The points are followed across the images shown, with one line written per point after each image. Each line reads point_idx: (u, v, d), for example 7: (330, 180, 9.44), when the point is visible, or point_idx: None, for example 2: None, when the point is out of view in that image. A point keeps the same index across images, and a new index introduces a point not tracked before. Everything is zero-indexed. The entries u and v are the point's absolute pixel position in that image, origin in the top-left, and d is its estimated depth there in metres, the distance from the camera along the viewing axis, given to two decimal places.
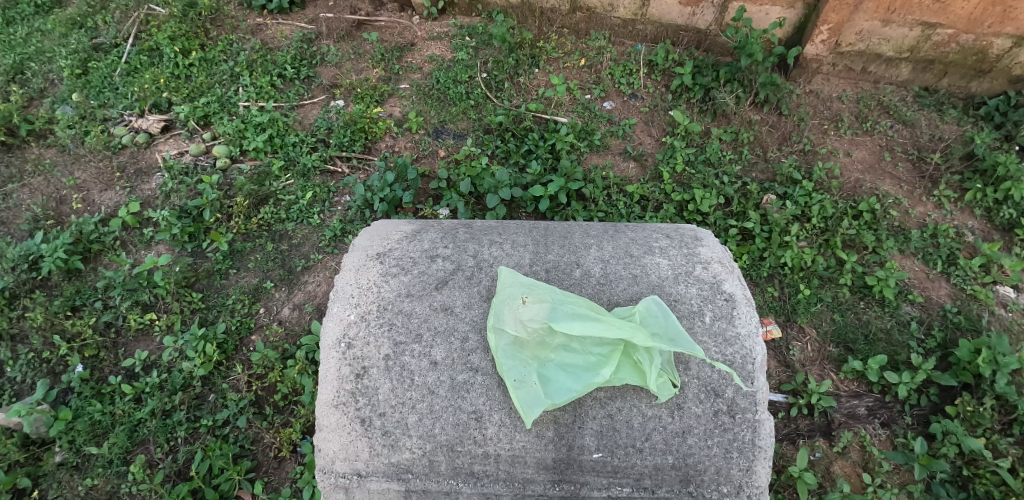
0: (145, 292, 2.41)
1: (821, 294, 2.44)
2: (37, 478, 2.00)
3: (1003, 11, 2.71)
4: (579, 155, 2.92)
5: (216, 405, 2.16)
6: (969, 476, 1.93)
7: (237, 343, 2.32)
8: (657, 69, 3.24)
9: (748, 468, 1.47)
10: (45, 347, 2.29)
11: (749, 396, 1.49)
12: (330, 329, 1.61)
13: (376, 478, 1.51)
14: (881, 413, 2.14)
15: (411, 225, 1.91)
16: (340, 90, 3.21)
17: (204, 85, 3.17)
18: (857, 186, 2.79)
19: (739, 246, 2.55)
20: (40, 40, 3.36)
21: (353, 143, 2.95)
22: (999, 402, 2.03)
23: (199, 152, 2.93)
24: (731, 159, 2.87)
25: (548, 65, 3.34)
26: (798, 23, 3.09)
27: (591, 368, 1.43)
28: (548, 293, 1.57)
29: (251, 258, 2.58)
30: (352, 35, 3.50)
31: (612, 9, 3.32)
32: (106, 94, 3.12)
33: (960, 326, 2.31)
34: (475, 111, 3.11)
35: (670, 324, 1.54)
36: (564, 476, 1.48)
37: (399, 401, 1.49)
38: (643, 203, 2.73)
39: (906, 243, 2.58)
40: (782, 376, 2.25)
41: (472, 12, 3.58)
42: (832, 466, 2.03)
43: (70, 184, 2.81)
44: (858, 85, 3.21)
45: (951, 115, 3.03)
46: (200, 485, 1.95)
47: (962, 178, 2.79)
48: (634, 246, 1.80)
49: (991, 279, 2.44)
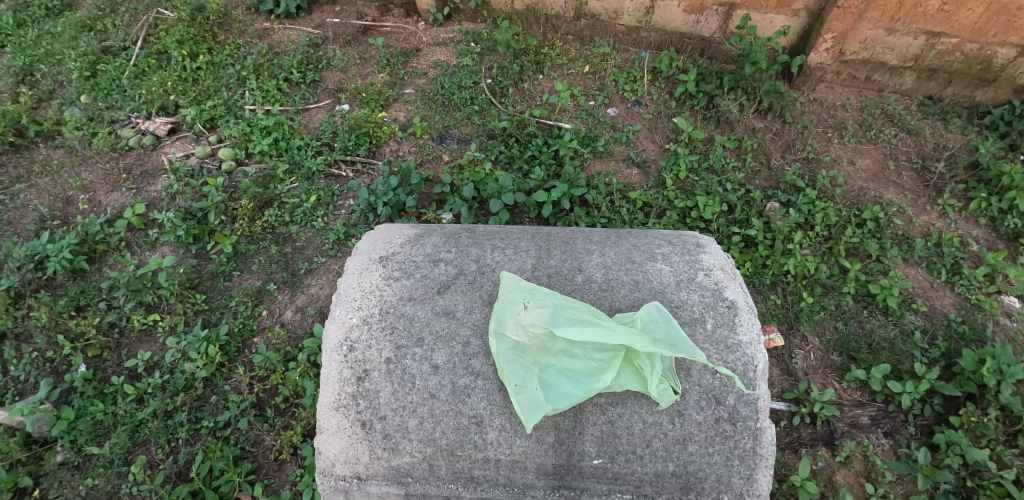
0: (149, 292, 2.42)
1: (824, 302, 2.43)
2: (38, 477, 2.01)
3: (1007, 21, 2.71)
4: (583, 161, 2.93)
5: (217, 407, 2.17)
6: (973, 487, 1.90)
7: (239, 345, 2.32)
8: (660, 76, 3.27)
9: (748, 476, 1.46)
10: (49, 347, 2.30)
11: (750, 404, 1.48)
12: (332, 331, 1.61)
13: (376, 482, 1.52)
14: (884, 422, 2.12)
15: (414, 229, 1.92)
16: (345, 94, 3.23)
17: (212, 88, 3.20)
18: (861, 194, 2.78)
19: (742, 254, 2.56)
20: (50, 43, 3.40)
21: (358, 147, 2.97)
22: (1004, 413, 2.02)
23: (205, 154, 2.95)
24: (734, 167, 2.87)
25: (553, 71, 3.36)
26: (802, 32, 3.09)
27: (592, 374, 1.44)
28: (549, 299, 1.58)
29: (255, 260, 2.59)
30: (358, 40, 3.53)
31: (616, 16, 3.34)
32: (114, 96, 3.16)
33: (965, 336, 2.29)
34: (479, 117, 3.12)
35: (671, 330, 1.54)
36: (564, 482, 1.48)
37: (400, 405, 1.50)
38: (645, 209, 2.72)
39: (910, 251, 2.57)
40: (784, 384, 2.24)
41: (477, 18, 3.61)
42: (834, 475, 2.02)
43: (77, 185, 2.83)
44: (862, 93, 3.21)
45: (955, 124, 3.04)
46: (200, 486, 1.95)
47: (967, 188, 2.79)
48: (636, 252, 1.80)
49: (996, 289, 2.43)
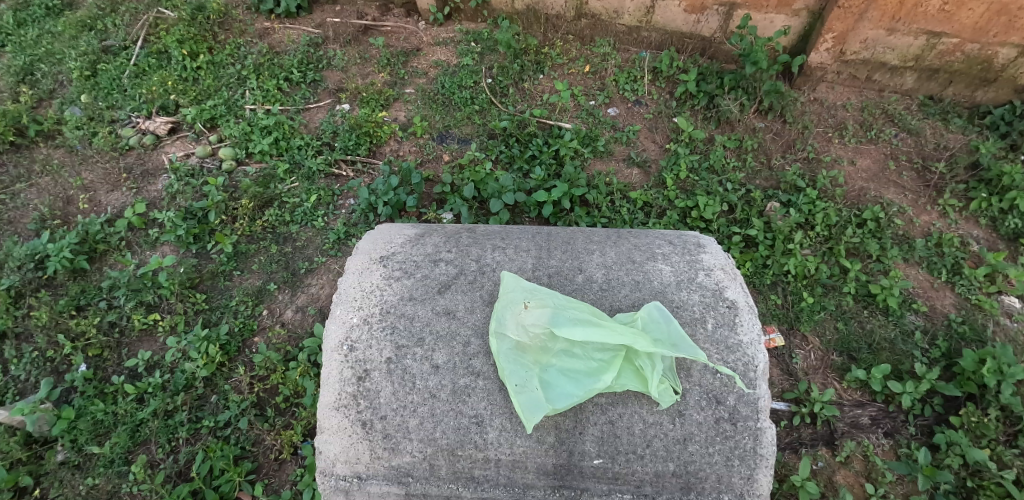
0: (149, 292, 2.42)
1: (824, 302, 2.43)
2: (38, 477, 2.01)
3: (1008, 21, 2.71)
4: (583, 161, 2.93)
5: (217, 406, 2.17)
6: (973, 487, 1.90)
7: (239, 345, 2.32)
8: (661, 76, 3.26)
9: (749, 476, 1.46)
10: (49, 346, 2.30)
11: (750, 404, 1.49)
12: (332, 331, 1.61)
13: (376, 481, 1.52)
14: (884, 422, 2.12)
15: (415, 229, 1.92)
16: (346, 94, 3.23)
17: (212, 87, 3.20)
18: (861, 194, 2.79)
19: (742, 254, 2.56)
20: (50, 42, 3.40)
21: (359, 147, 2.98)
22: (1004, 413, 2.03)
23: (205, 154, 2.95)
24: (734, 167, 2.87)
25: (553, 71, 3.36)
26: (803, 32, 3.09)
27: (592, 374, 1.44)
28: (549, 299, 1.58)
29: (255, 260, 2.59)
30: (358, 40, 3.53)
31: (616, 16, 3.34)
32: (114, 96, 3.16)
33: (965, 336, 2.29)
34: (480, 117, 3.12)
35: (672, 329, 1.54)
36: (564, 482, 1.48)
37: (400, 405, 1.49)
38: (646, 209, 2.72)
39: (910, 251, 2.57)
40: (785, 384, 2.24)
41: (478, 17, 3.61)
42: (834, 475, 2.02)
43: (78, 185, 2.83)
44: (863, 93, 3.21)
45: (956, 124, 3.04)
46: (200, 486, 1.95)
47: (967, 187, 2.79)
48: (637, 253, 1.80)
49: (996, 289, 2.43)
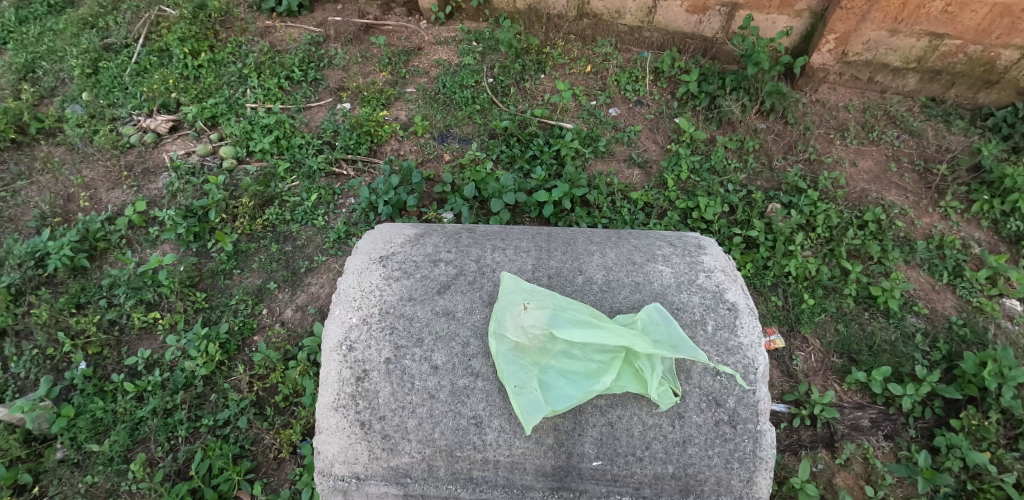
0: (149, 291, 2.43)
1: (825, 304, 2.42)
2: (37, 474, 2.01)
3: (1011, 22, 2.70)
4: (584, 161, 2.92)
5: (216, 405, 2.17)
6: (973, 490, 1.89)
7: (239, 343, 2.32)
8: (662, 77, 3.26)
9: (748, 479, 1.46)
10: (49, 344, 2.30)
11: (750, 406, 1.48)
12: (332, 331, 1.61)
13: (375, 482, 1.52)
14: (884, 425, 2.12)
15: (414, 229, 1.92)
16: (347, 93, 3.22)
17: (213, 86, 3.19)
18: (863, 196, 2.78)
19: (742, 255, 2.55)
20: (52, 39, 3.40)
21: (359, 146, 2.97)
22: (1005, 416, 2.02)
23: (206, 152, 2.95)
24: (736, 168, 2.87)
25: (554, 71, 3.36)
26: (805, 33, 3.08)
27: (592, 376, 1.44)
28: (549, 300, 1.58)
29: (255, 259, 2.59)
30: (359, 39, 3.53)
31: (618, 16, 3.33)
32: (115, 93, 3.15)
33: (966, 339, 2.28)
34: (480, 116, 3.12)
35: (672, 331, 1.54)
36: (563, 483, 1.47)
37: (399, 405, 1.49)
38: (646, 210, 2.72)
39: (912, 253, 2.56)
40: (785, 386, 2.23)
41: (479, 17, 3.60)
42: (834, 478, 2.01)
43: (79, 182, 2.83)
44: (865, 94, 3.20)
45: (958, 126, 3.03)
46: (199, 485, 1.95)
47: (970, 190, 2.78)
48: (637, 254, 1.80)
49: (998, 292, 2.43)
